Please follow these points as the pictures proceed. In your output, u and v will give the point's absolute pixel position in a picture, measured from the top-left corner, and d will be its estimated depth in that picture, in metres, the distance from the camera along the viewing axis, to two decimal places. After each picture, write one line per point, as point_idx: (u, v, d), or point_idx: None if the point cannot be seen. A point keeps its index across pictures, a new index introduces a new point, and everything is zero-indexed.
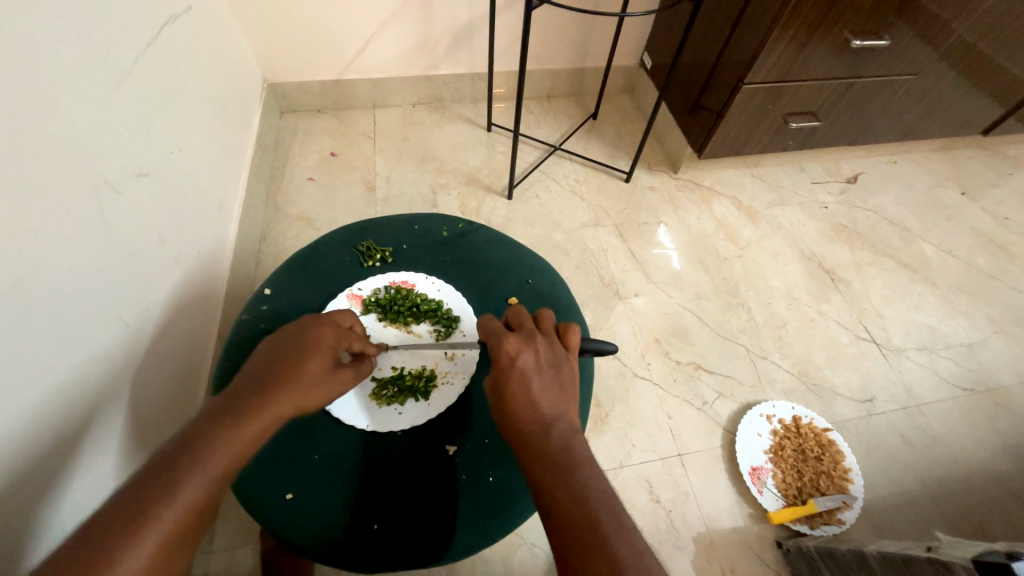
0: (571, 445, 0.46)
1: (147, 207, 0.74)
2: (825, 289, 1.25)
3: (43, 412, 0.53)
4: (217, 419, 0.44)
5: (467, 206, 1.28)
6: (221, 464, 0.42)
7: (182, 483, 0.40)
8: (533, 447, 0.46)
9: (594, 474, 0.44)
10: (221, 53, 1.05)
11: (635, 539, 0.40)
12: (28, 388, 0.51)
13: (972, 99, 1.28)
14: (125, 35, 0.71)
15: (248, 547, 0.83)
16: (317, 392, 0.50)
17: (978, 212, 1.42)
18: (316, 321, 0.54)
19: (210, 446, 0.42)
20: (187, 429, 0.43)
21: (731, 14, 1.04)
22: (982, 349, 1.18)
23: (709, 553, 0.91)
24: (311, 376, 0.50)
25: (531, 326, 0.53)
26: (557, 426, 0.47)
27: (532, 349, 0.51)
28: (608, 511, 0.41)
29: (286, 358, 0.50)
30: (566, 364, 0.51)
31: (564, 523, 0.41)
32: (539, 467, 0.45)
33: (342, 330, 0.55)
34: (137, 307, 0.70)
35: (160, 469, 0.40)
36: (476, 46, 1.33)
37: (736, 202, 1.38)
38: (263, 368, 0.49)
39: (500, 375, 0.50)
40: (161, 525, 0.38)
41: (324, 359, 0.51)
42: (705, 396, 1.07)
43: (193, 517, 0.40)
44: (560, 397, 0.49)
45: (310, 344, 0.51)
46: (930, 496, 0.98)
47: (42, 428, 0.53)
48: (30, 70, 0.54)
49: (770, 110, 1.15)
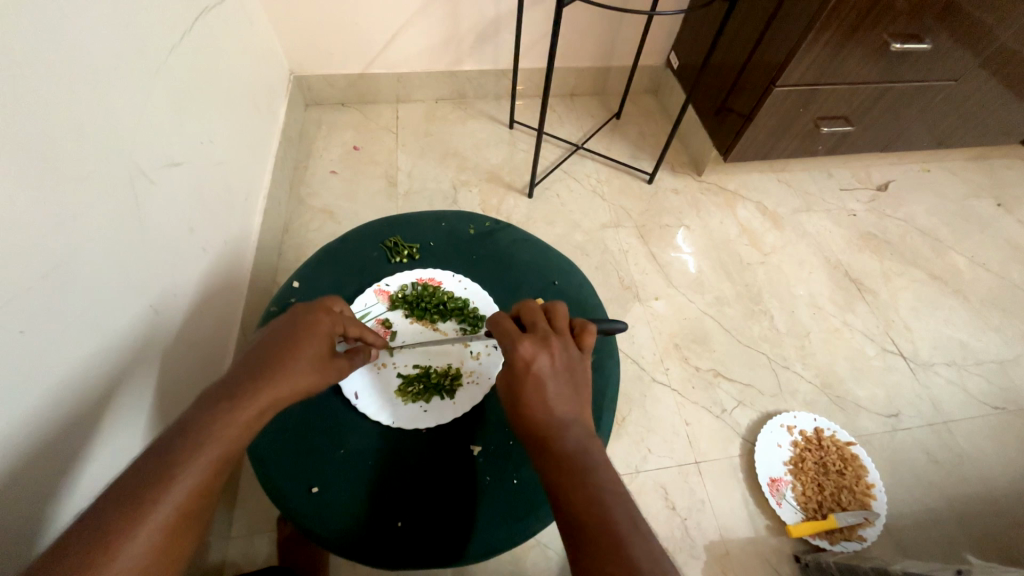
0: (587, 449, 0.45)
1: (179, 197, 0.75)
2: (851, 299, 1.22)
3: (59, 402, 0.52)
4: (211, 407, 0.44)
5: (487, 203, 1.27)
6: (218, 452, 0.42)
7: (179, 471, 0.40)
8: (549, 447, 0.45)
9: (608, 476, 0.44)
10: (250, 44, 1.05)
11: (650, 542, 0.40)
12: (42, 379, 0.50)
13: (1013, 108, 1.24)
14: (162, 27, 0.72)
15: (264, 535, 0.84)
16: (310, 376, 0.50)
17: (1013, 224, 1.38)
18: (311, 308, 0.54)
19: (207, 434, 0.42)
20: (184, 418, 0.43)
21: (763, 16, 1.02)
22: (1015, 367, 1.15)
23: (724, 563, 0.90)
24: (305, 361, 0.50)
25: (546, 326, 0.52)
26: (572, 429, 0.47)
27: (548, 353, 0.50)
28: (624, 512, 0.41)
29: (281, 344, 0.50)
30: (580, 366, 0.51)
31: (581, 525, 0.40)
32: (554, 466, 0.44)
33: (337, 315, 0.55)
34: (166, 294, 0.71)
35: (160, 456, 0.40)
36: (502, 43, 1.32)
37: (761, 207, 1.35)
38: (258, 353, 0.49)
39: (515, 376, 0.49)
40: (159, 513, 0.38)
41: (318, 347, 0.51)
42: (724, 404, 1.05)
43: (196, 504, 0.40)
44: (574, 400, 0.49)
45: (305, 332, 0.51)
46: (955, 516, 0.95)
47: (56, 419, 0.52)
48: (72, 59, 0.55)
49: (801, 114, 1.13)
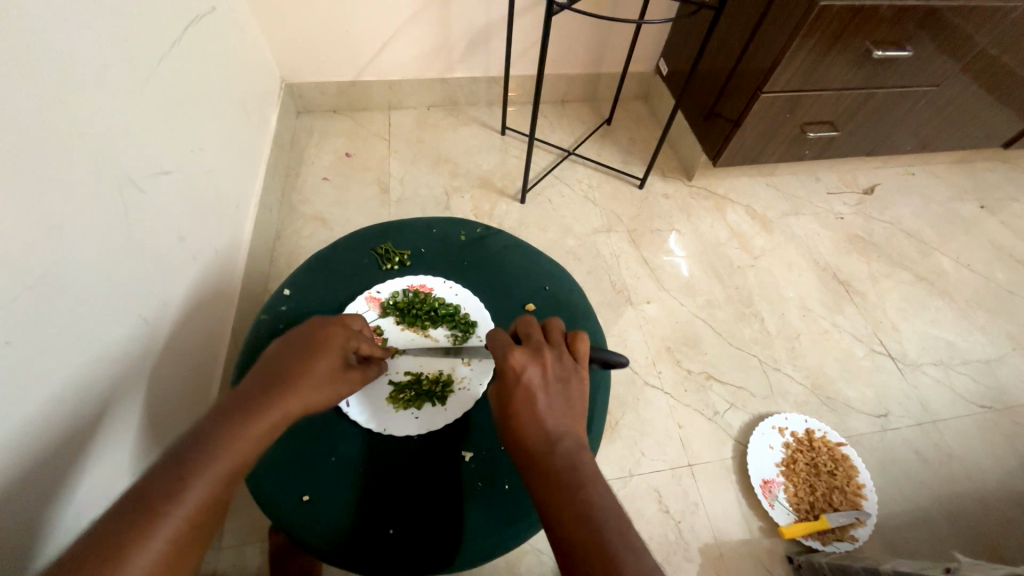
0: (576, 462, 0.45)
1: (168, 206, 0.75)
2: (839, 300, 1.24)
3: (48, 417, 0.52)
4: (219, 418, 0.44)
5: (479, 209, 1.28)
6: (228, 464, 0.42)
7: (192, 482, 0.40)
8: (536, 459, 0.46)
9: (599, 490, 0.43)
10: (242, 53, 1.06)
11: (644, 559, 0.39)
12: (30, 394, 0.50)
13: (994, 112, 1.26)
14: (151, 36, 0.72)
15: (255, 546, 0.83)
16: (322, 392, 0.50)
17: (996, 225, 1.40)
18: (325, 323, 0.54)
19: (217, 446, 0.42)
20: (195, 430, 0.43)
21: (750, 24, 1.04)
22: (1000, 366, 1.17)
23: (718, 565, 0.90)
24: (319, 376, 0.50)
25: (540, 338, 0.53)
26: (564, 441, 0.47)
27: (539, 364, 0.51)
28: (617, 530, 0.41)
29: (297, 358, 0.50)
30: (575, 378, 0.51)
31: (573, 540, 0.40)
32: (541, 480, 0.44)
33: (351, 331, 0.55)
34: (155, 304, 0.71)
35: (169, 468, 0.40)
36: (493, 50, 1.33)
37: (750, 211, 1.37)
38: (275, 365, 0.49)
39: (507, 388, 0.50)
40: (169, 526, 0.38)
41: (331, 360, 0.51)
42: (716, 406, 1.06)
43: (204, 516, 0.40)
44: (568, 411, 0.49)
45: (320, 345, 0.52)
46: (944, 514, 0.97)
47: (46, 434, 0.52)
48: (59, 68, 0.55)
49: (787, 119, 1.15)
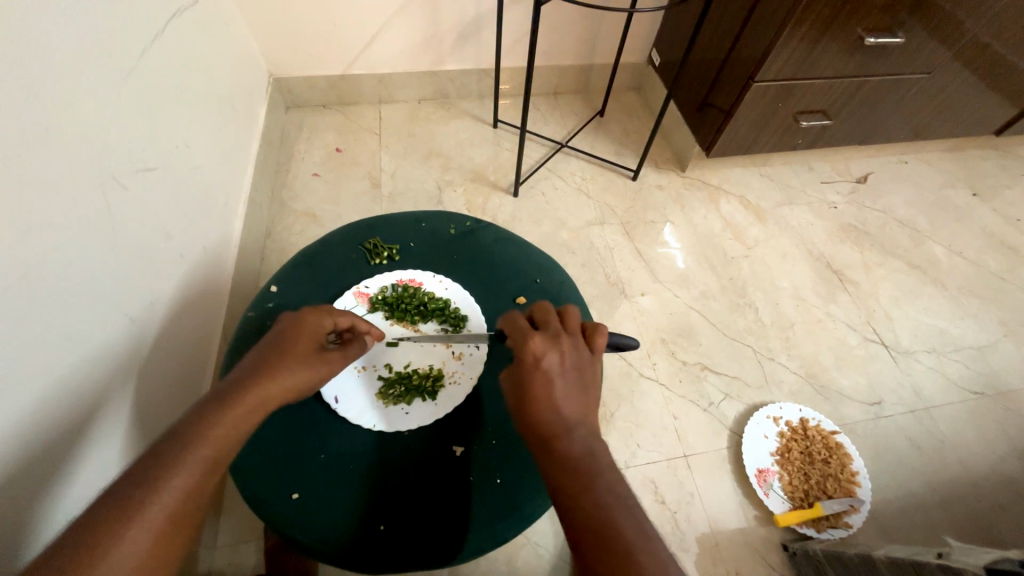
0: (591, 450, 0.45)
1: (154, 203, 0.74)
2: (833, 290, 1.24)
3: (34, 414, 0.51)
4: (200, 410, 0.44)
5: (472, 203, 1.27)
6: (208, 453, 0.41)
7: (171, 474, 0.39)
8: (553, 447, 0.45)
9: (613, 478, 0.43)
10: (227, 48, 1.04)
11: (656, 546, 0.39)
12: (13, 392, 0.49)
13: (985, 99, 1.26)
14: (132, 30, 0.70)
15: (251, 544, 0.83)
16: (302, 375, 0.49)
17: (987, 212, 1.41)
18: (299, 313, 0.54)
19: (195, 437, 0.42)
20: (176, 424, 0.43)
21: (740, 13, 1.03)
22: (992, 353, 1.17)
23: (715, 554, 0.91)
24: (294, 359, 0.49)
25: (557, 326, 0.52)
26: (578, 429, 0.46)
27: (557, 351, 0.50)
28: (629, 516, 0.41)
29: (277, 345, 0.50)
30: (590, 367, 0.50)
31: (585, 527, 0.40)
32: (558, 469, 0.44)
33: (326, 314, 0.55)
34: (143, 303, 0.70)
35: (148, 461, 0.40)
36: (483, 42, 1.32)
37: (744, 201, 1.36)
38: (254, 357, 0.49)
39: (523, 373, 0.49)
40: (149, 518, 0.38)
41: (305, 345, 0.51)
42: (711, 397, 1.06)
43: (188, 508, 0.40)
44: (582, 401, 0.48)
45: (295, 332, 0.51)
46: (938, 500, 0.97)
47: (31, 433, 0.51)
48: (34, 63, 0.53)
49: (780, 108, 1.14)
